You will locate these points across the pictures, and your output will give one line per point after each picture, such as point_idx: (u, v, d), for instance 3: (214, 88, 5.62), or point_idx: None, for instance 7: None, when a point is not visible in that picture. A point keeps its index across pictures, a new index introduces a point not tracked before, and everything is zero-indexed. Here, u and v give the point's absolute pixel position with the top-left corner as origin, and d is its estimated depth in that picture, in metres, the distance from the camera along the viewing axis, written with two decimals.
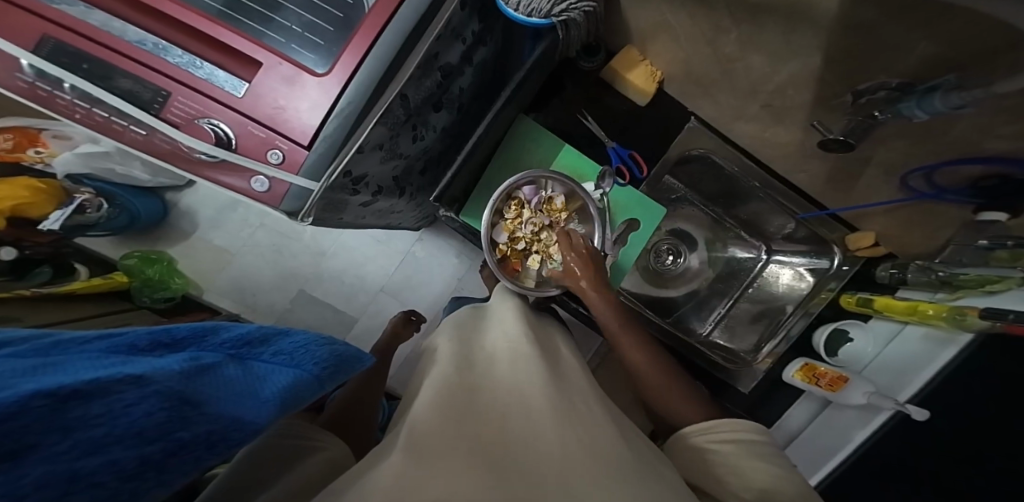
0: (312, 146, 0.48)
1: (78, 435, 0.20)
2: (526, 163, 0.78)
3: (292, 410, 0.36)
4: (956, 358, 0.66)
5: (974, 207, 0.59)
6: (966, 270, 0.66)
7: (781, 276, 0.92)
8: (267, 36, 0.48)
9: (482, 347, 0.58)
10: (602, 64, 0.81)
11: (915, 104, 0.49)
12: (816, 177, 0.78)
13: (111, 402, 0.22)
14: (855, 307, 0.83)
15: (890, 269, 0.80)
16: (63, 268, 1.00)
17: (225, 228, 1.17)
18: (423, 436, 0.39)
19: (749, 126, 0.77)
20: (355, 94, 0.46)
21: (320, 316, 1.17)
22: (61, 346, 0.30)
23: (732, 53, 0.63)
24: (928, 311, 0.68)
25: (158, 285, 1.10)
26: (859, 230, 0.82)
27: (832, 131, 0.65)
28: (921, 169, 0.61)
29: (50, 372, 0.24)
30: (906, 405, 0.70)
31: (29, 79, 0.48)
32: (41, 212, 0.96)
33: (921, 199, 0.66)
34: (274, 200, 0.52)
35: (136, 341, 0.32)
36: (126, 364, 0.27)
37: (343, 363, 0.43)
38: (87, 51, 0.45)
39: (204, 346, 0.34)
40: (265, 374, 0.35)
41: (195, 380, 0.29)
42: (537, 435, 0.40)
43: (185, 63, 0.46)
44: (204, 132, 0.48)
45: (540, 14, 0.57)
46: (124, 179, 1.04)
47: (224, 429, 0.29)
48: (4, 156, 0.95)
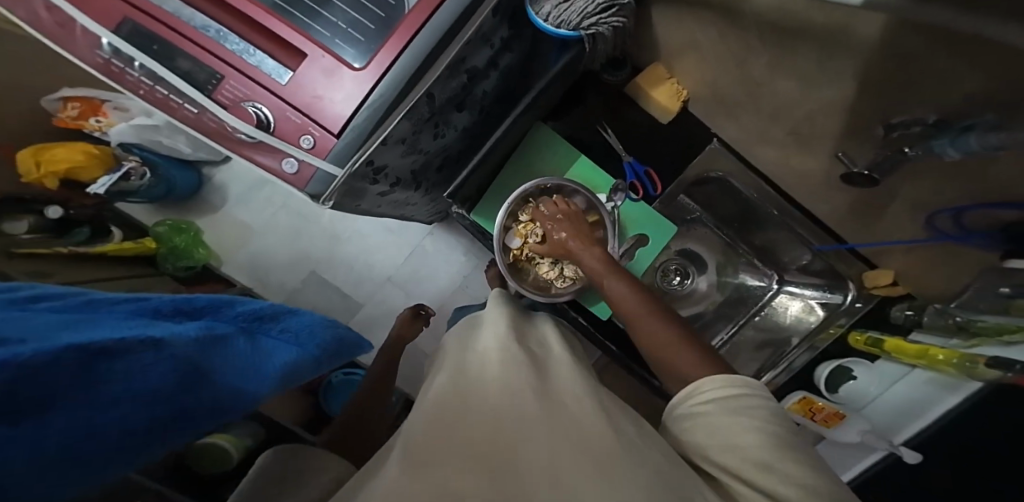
0: (341, 134, 0.51)
1: (104, 388, 0.22)
2: (538, 169, 0.79)
3: (294, 382, 0.40)
4: (959, 406, 0.65)
5: (1003, 253, 0.55)
6: (985, 317, 0.63)
7: (790, 307, 0.91)
8: (312, 29, 0.51)
9: (474, 349, 0.56)
10: (626, 78, 0.80)
11: (949, 142, 0.48)
12: (838, 208, 0.76)
13: (132, 361, 0.25)
14: (863, 345, 0.80)
15: (906, 310, 0.77)
16: (99, 229, 1.06)
17: (251, 206, 1.22)
18: (407, 450, 0.37)
19: (773, 151, 0.76)
20: (386, 88, 0.49)
21: (328, 299, 1.20)
22: (93, 303, 0.33)
23: (762, 76, 0.64)
24: (937, 355, 0.65)
25: (182, 253, 1.15)
26: (878, 268, 0.79)
27: (857, 163, 0.64)
28: (950, 209, 0.60)
29: (87, 326, 0.27)
30: (900, 447, 0.75)
31: (106, 56, 0.52)
32: (92, 176, 1.03)
33: (944, 239, 0.64)
34: (301, 183, 0.54)
35: (160, 306, 0.35)
36: (148, 326, 0.29)
37: (342, 346, 0.49)
38: (160, 34, 0.50)
39: (220, 317, 0.38)
40: (272, 349, 0.39)
41: (209, 347, 0.32)
42: (528, 428, 0.39)
43: (240, 50, 0.50)
44: (247, 114, 0.51)
45: (570, 26, 0.59)
46: (171, 153, 1.11)
47: (226, 396, 0.31)
48: (70, 123, 1.02)
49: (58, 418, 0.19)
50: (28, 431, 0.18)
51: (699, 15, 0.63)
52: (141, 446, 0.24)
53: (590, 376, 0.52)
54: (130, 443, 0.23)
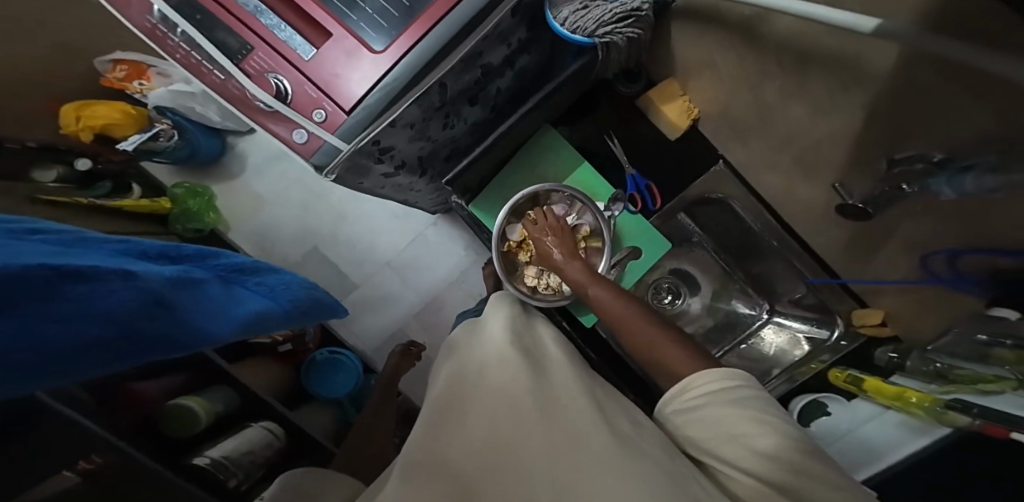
0: (352, 112, 0.53)
1: (75, 305, 0.23)
2: (540, 171, 0.81)
3: (263, 329, 0.44)
4: (925, 450, 0.64)
5: (988, 301, 0.55)
6: (964, 366, 0.64)
7: (774, 339, 0.92)
8: (343, 12, 0.53)
9: (465, 351, 0.54)
10: (641, 91, 0.83)
11: (947, 181, 0.47)
12: (835, 241, 0.76)
13: (104, 285, 0.25)
14: (842, 382, 0.79)
15: (889, 353, 0.78)
16: (121, 185, 1.11)
17: (266, 177, 1.26)
18: (413, 462, 0.36)
19: (779, 179, 0.76)
20: (399, 74, 0.51)
21: (325, 275, 1.23)
22: (84, 240, 0.34)
23: (772, 100, 0.65)
24: (913, 398, 0.65)
25: (194, 216, 1.18)
26: (868, 307, 0.80)
27: (853, 195, 0.64)
28: (943, 251, 0.57)
29: (84, 255, 0.29)
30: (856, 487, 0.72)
31: (152, 20, 0.55)
32: (125, 133, 1.10)
33: (935, 283, 0.62)
34: (308, 152, 0.56)
35: (147, 249, 0.37)
36: (125, 262, 0.31)
37: (312, 307, 0.53)
38: (203, 3, 0.52)
39: (202, 264, 0.41)
40: (243, 298, 0.42)
41: (179, 289, 0.33)
42: (524, 430, 0.38)
43: (273, 26, 0.53)
44: (268, 84, 0.53)
45: (585, 32, 0.62)
46: (200, 119, 1.15)
47: (191, 335, 0.33)
48: (116, 83, 1.08)
49: (72, 315, 0.23)
50: (52, 324, 0.21)
51: (716, 35, 0.65)
52: (135, 355, 0.28)
53: (581, 370, 0.52)
54: (131, 349, 0.27)
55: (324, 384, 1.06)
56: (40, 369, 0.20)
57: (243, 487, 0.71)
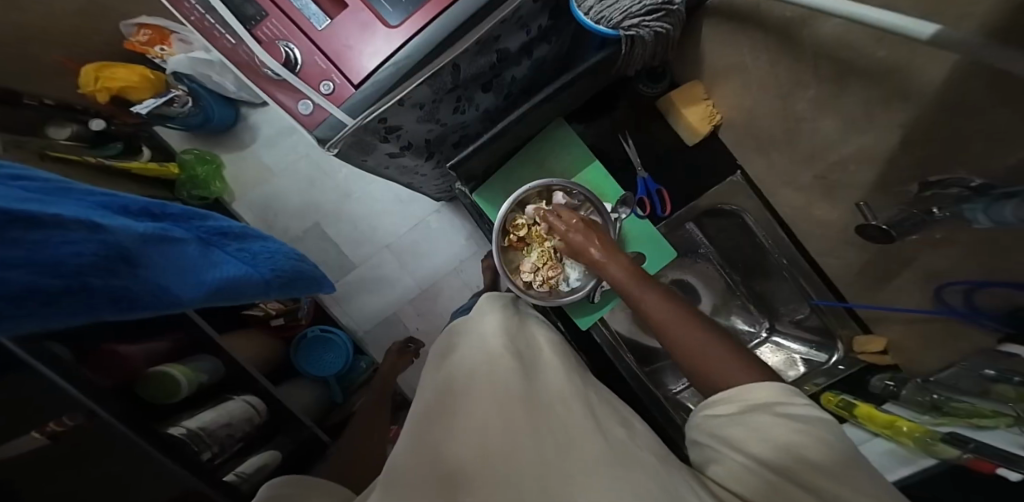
0: (360, 86, 0.52)
1: (36, 251, 0.23)
2: (549, 165, 0.79)
3: (236, 295, 0.46)
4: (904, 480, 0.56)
5: (1001, 335, 0.49)
6: (963, 398, 0.58)
7: (772, 358, 0.90)
8: None
9: (457, 352, 0.53)
10: (661, 93, 0.81)
11: (983, 208, 0.39)
12: (849, 266, 0.73)
13: (65, 235, 0.26)
14: (833, 406, 0.75)
15: (885, 381, 0.73)
16: (131, 147, 1.10)
17: (276, 149, 1.25)
18: (408, 474, 0.35)
19: (795, 194, 0.74)
20: (414, 51, 0.51)
21: (322, 252, 1.22)
22: (66, 189, 0.32)
23: (802, 112, 0.61)
24: (903, 427, 0.59)
25: (199, 183, 1.18)
26: (872, 333, 0.77)
27: (878, 217, 0.58)
28: (963, 283, 0.51)
29: (67, 205, 0.30)
30: None
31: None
32: (139, 98, 1.08)
33: (949, 314, 0.56)
34: (311, 124, 0.55)
35: (129, 204, 0.36)
36: (100, 214, 0.31)
37: (290, 277, 0.55)
38: None
39: (186, 225, 0.42)
40: (222, 262, 0.44)
41: (150, 245, 0.34)
42: (513, 436, 0.37)
43: None
44: (278, 52, 0.52)
45: (608, 24, 0.59)
46: (217, 89, 1.14)
47: (159, 295, 0.34)
48: (137, 46, 1.09)
49: (51, 263, 0.24)
50: (31, 273, 0.23)
51: (755, 41, 0.61)
52: (113, 307, 0.30)
53: (574, 373, 0.53)
54: (105, 304, 0.28)
55: (314, 362, 1.06)
56: (17, 313, 0.22)
57: (217, 459, 0.72)
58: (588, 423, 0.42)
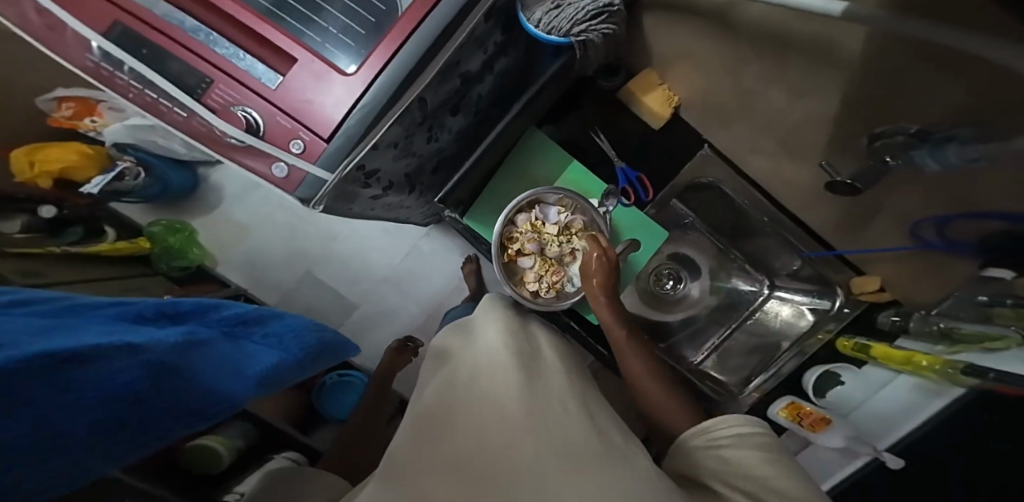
0: (331, 139, 0.50)
1: (97, 390, 0.25)
2: (532, 172, 0.80)
3: (278, 382, 0.48)
4: (943, 411, 0.67)
5: (982, 262, 0.63)
6: (964, 324, 0.67)
7: (780, 312, 0.94)
8: (305, 34, 0.51)
9: (457, 357, 0.54)
10: (620, 85, 0.84)
11: None
12: (830, 214, 0.82)
13: (122, 364, 0.28)
14: (850, 351, 0.84)
15: (891, 317, 0.81)
16: (92, 229, 1.07)
17: (247, 203, 1.22)
18: (399, 468, 0.36)
19: (761, 161, 0.83)
20: (378, 94, 0.49)
21: (320, 298, 1.21)
22: (73, 309, 0.35)
23: None
24: (923, 362, 0.67)
25: (176, 253, 1.15)
26: (864, 274, 0.84)
27: (840, 174, 0.73)
28: (934, 219, 0.70)
29: (100, 325, 0.32)
30: (883, 453, 0.77)
31: (96, 59, 0.51)
32: (85, 176, 1.04)
33: (929, 249, 0.72)
34: (290, 186, 0.53)
35: (145, 312, 0.39)
36: (132, 332, 0.33)
37: (323, 348, 0.58)
38: (149, 38, 0.49)
39: (204, 320, 0.44)
40: (254, 352, 0.46)
41: (188, 353, 0.36)
42: (502, 434, 0.37)
43: (230, 54, 0.50)
44: (236, 118, 0.51)
45: (560, 33, 0.60)
46: (166, 153, 1.10)
47: (207, 399, 0.37)
48: (64, 122, 1.02)
49: (109, 396, 0.26)
50: (91, 412, 0.24)
51: None
52: (170, 419, 0.33)
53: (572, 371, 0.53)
54: (161, 419, 0.31)
55: (335, 405, 1.05)
56: (85, 450, 0.24)
57: None
58: (585, 423, 0.40)
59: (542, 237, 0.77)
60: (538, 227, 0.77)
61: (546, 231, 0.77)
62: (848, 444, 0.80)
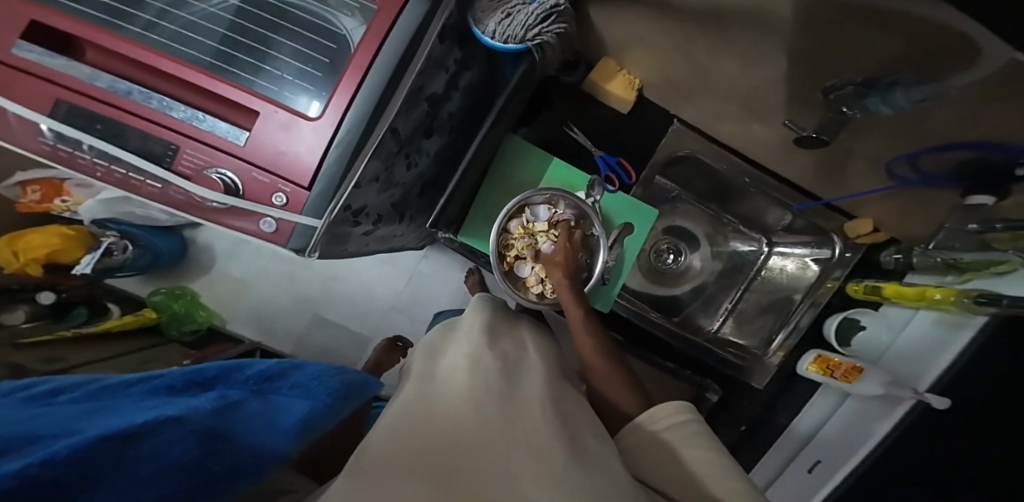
0: (313, 187, 0.49)
1: (135, 472, 0.26)
2: (518, 180, 0.83)
3: (314, 429, 0.48)
4: (973, 341, 0.71)
5: (963, 191, 0.62)
6: (964, 254, 0.71)
7: (785, 267, 0.95)
8: (257, 84, 0.47)
9: (445, 358, 0.56)
10: (582, 77, 0.83)
11: (881, 100, 0.52)
12: (805, 169, 0.80)
13: (156, 443, 0.28)
14: (862, 294, 0.88)
15: (894, 255, 0.86)
16: (97, 308, 1.08)
17: (239, 259, 1.22)
18: (373, 461, 0.37)
19: (730, 127, 0.79)
20: (348, 134, 0.47)
21: (333, 338, 1.21)
22: (107, 390, 0.39)
23: (703, 58, 0.64)
24: (936, 296, 0.72)
25: (184, 318, 1.16)
26: (857, 218, 0.86)
27: (805, 128, 0.68)
28: (902, 158, 0.64)
29: (131, 410, 0.34)
30: (925, 394, 0.76)
31: (50, 142, 0.50)
32: (73, 257, 1.04)
33: (908, 184, 0.69)
34: (282, 239, 0.53)
35: (171, 384, 0.42)
36: (162, 408, 0.34)
37: (353, 389, 0.57)
38: (99, 112, 0.46)
39: (230, 382, 0.46)
40: (285, 405, 0.46)
41: (223, 417, 0.37)
42: (475, 432, 0.38)
43: (187, 117, 0.46)
44: (213, 182, 0.48)
45: (516, 40, 0.61)
46: (146, 221, 1.10)
47: (248, 461, 0.37)
48: (34, 206, 1.00)
49: (147, 476, 0.26)
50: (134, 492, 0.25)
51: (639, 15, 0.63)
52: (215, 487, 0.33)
53: (556, 380, 0.53)
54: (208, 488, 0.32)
55: None
56: None
57: None
58: (556, 425, 0.40)
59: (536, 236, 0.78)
60: (533, 230, 0.78)
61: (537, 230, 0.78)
62: (887, 391, 0.80)
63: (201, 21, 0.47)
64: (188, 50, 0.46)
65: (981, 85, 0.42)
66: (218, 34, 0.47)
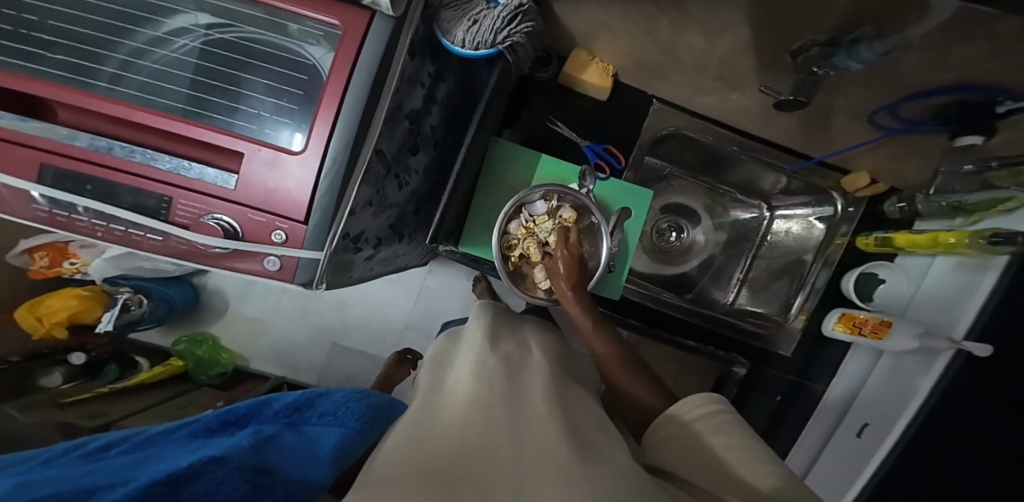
0: (308, 219, 0.49)
1: None
2: (509, 181, 0.83)
3: (346, 457, 0.49)
4: (999, 286, 0.66)
5: (951, 133, 0.62)
6: (972, 195, 0.69)
7: (789, 229, 0.95)
8: (237, 125, 0.47)
9: (452, 368, 0.57)
10: (557, 71, 0.84)
11: (847, 56, 0.50)
12: (789, 131, 0.78)
13: (207, 482, 0.30)
14: (874, 247, 0.87)
15: (898, 204, 0.86)
16: (127, 362, 1.13)
17: (251, 298, 1.24)
18: (382, 474, 0.38)
19: (709, 99, 0.77)
20: (334, 164, 0.47)
21: (356, 363, 1.23)
22: (153, 438, 0.41)
23: (670, 37, 0.63)
24: (951, 240, 0.69)
25: (210, 362, 1.20)
26: (852, 172, 0.84)
27: (781, 92, 0.66)
28: (883, 109, 0.63)
29: (178, 455, 0.35)
30: (963, 342, 0.68)
31: (45, 208, 0.51)
32: (94, 316, 1.08)
33: (893, 133, 0.68)
34: (288, 275, 0.53)
35: (208, 425, 0.42)
36: (208, 448, 0.35)
37: (379, 413, 0.59)
38: (86, 172, 0.46)
39: (262, 417, 0.45)
40: (318, 435, 0.47)
41: (262, 449, 0.38)
42: (480, 440, 0.38)
43: (174, 167, 0.47)
44: (211, 228, 0.49)
45: (487, 45, 0.61)
46: (157, 274, 1.13)
47: (292, 490, 0.39)
48: (46, 272, 1.04)
49: None
50: None
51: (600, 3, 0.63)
52: None
53: (564, 378, 0.54)
54: None
55: None
56: None
57: None
58: (563, 426, 0.41)
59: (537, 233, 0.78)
60: (532, 229, 0.78)
61: (537, 226, 0.78)
62: (922, 344, 0.74)
63: (168, 69, 0.48)
64: (160, 99, 0.47)
65: (939, 33, 0.42)
66: (188, 81, 0.48)
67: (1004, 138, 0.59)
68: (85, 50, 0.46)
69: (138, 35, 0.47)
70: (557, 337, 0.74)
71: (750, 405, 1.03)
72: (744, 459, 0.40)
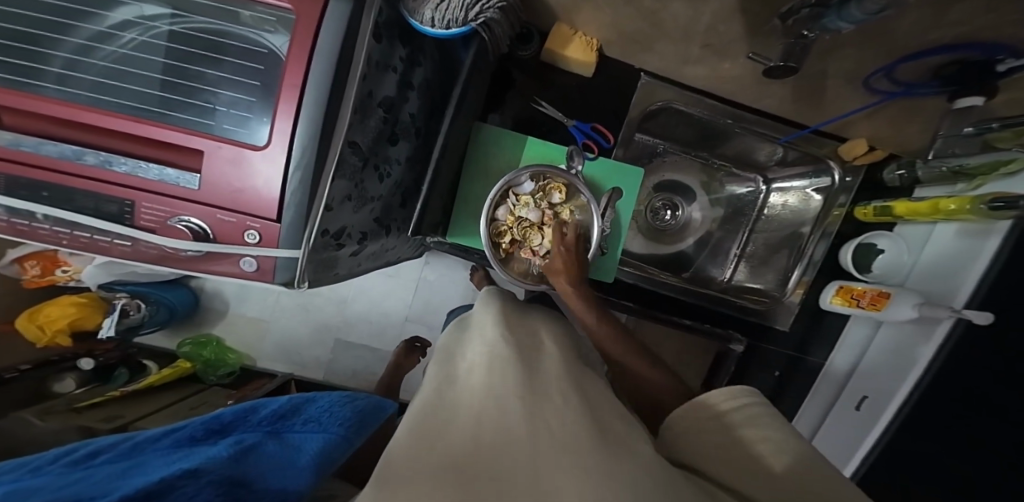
0: (281, 216, 0.47)
1: None
2: (495, 166, 0.81)
3: (330, 460, 0.49)
4: (1002, 251, 0.65)
5: (950, 95, 0.59)
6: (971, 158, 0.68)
7: (786, 202, 0.93)
8: (195, 122, 0.45)
9: (461, 359, 0.54)
10: (539, 47, 0.80)
11: (836, 16, 0.47)
12: (784, 99, 0.75)
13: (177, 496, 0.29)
14: (873, 216, 0.86)
15: (897, 171, 0.84)
16: (137, 367, 1.14)
17: (253, 298, 1.23)
18: (397, 464, 0.32)
19: (699, 69, 0.74)
20: (303, 155, 0.44)
21: (360, 358, 1.23)
22: (139, 446, 0.39)
23: (654, 5, 0.60)
24: (951, 207, 0.68)
25: (217, 362, 1.20)
26: (850, 139, 0.82)
27: (770, 58, 0.63)
28: (879, 72, 0.60)
29: (158, 464, 0.34)
30: (964, 311, 0.67)
31: (6, 218, 0.50)
32: (94, 322, 1.08)
33: (891, 98, 0.65)
34: (267, 275, 0.52)
35: (194, 433, 0.42)
36: (185, 458, 0.35)
37: (365, 414, 0.59)
38: (39, 178, 0.45)
39: (248, 426, 0.46)
40: (302, 442, 0.47)
41: (242, 459, 0.37)
42: (506, 435, 0.34)
43: (131, 169, 0.44)
44: (179, 231, 0.47)
45: (459, 23, 0.59)
46: (151, 278, 1.10)
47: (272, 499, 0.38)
48: (40, 281, 1.02)
49: None
50: None
51: None
52: None
53: (576, 369, 0.52)
54: None
55: None
56: None
57: None
58: (578, 417, 0.38)
59: (523, 217, 0.76)
60: (518, 213, 0.75)
61: (523, 209, 0.75)
62: (922, 313, 0.73)
63: (115, 65, 0.45)
64: (108, 97, 0.44)
65: None
66: (137, 76, 0.45)
67: (1005, 98, 0.57)
68: (21, 48, 0.43)
69: (78, 29, 0.44)
70: (560, 323, 0.72)
71: (751, 381, 1.03)
72: (776, 449, 0.38)
